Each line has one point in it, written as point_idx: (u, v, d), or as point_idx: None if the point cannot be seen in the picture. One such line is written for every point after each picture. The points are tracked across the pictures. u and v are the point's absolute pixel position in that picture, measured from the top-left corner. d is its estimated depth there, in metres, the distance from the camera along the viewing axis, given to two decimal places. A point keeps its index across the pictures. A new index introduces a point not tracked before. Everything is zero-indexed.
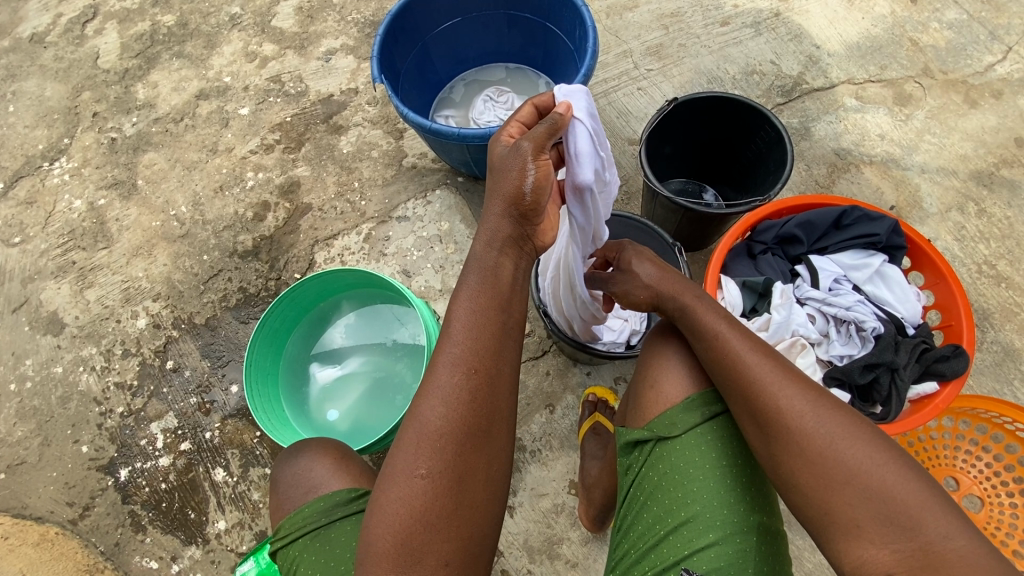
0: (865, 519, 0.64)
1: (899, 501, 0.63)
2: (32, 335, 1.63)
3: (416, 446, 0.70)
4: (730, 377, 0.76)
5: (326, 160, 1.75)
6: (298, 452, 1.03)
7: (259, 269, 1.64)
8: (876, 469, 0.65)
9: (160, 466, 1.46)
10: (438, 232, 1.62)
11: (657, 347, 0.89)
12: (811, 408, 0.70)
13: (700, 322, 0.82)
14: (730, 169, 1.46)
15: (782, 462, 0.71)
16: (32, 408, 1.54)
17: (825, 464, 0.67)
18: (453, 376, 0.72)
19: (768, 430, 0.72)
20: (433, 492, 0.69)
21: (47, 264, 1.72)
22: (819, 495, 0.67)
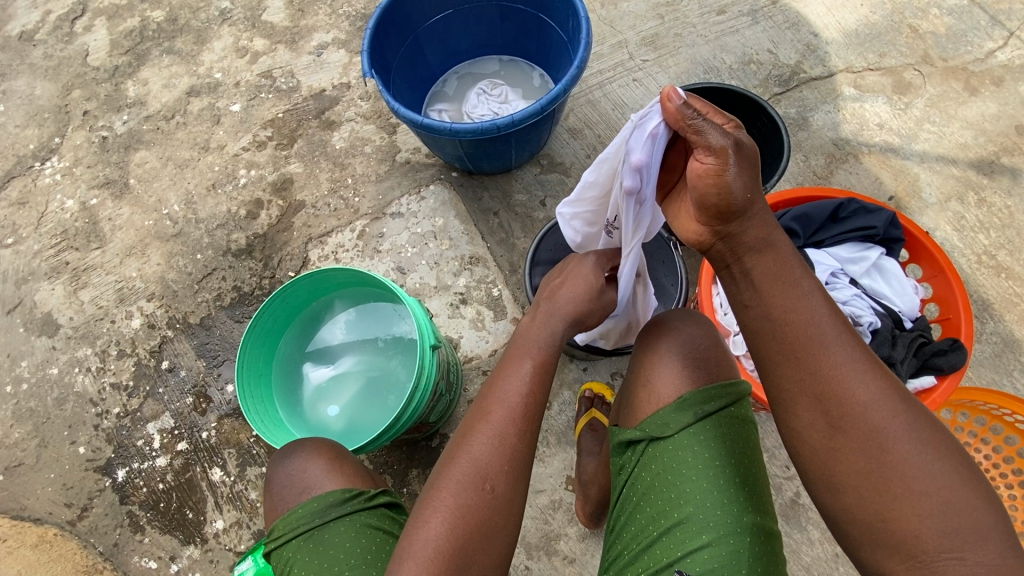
0: (926, 530, 0.62)
1: (966, 518, 0.62)
2: (27, 336, 1.63)
3: (486, 466, 0.77)
4: (808, 365, 0.70)
5: (319, 156, 1.74)
6: (291, 452, 1.02)
7: (253, 268, 1.63)
8: (948, 483, 0.63)
9: (158, 466, 1.45)
10: (433, 227, 1.60)
11: (650, 344, 0.88)
12: (898, 411, 0.67)
13: (776, 280, 0.73)
14: None
15: (846, 462, 0.67)
16: (29, 410, 1.54)
17: (897, 468, 0.64)
18: (517, 405, 0.81)
19: (842, 427, 0.67)
20: (497, 508, 0.76)
21: (41, 264, 1.71)
22: (885, 499, 0.64)
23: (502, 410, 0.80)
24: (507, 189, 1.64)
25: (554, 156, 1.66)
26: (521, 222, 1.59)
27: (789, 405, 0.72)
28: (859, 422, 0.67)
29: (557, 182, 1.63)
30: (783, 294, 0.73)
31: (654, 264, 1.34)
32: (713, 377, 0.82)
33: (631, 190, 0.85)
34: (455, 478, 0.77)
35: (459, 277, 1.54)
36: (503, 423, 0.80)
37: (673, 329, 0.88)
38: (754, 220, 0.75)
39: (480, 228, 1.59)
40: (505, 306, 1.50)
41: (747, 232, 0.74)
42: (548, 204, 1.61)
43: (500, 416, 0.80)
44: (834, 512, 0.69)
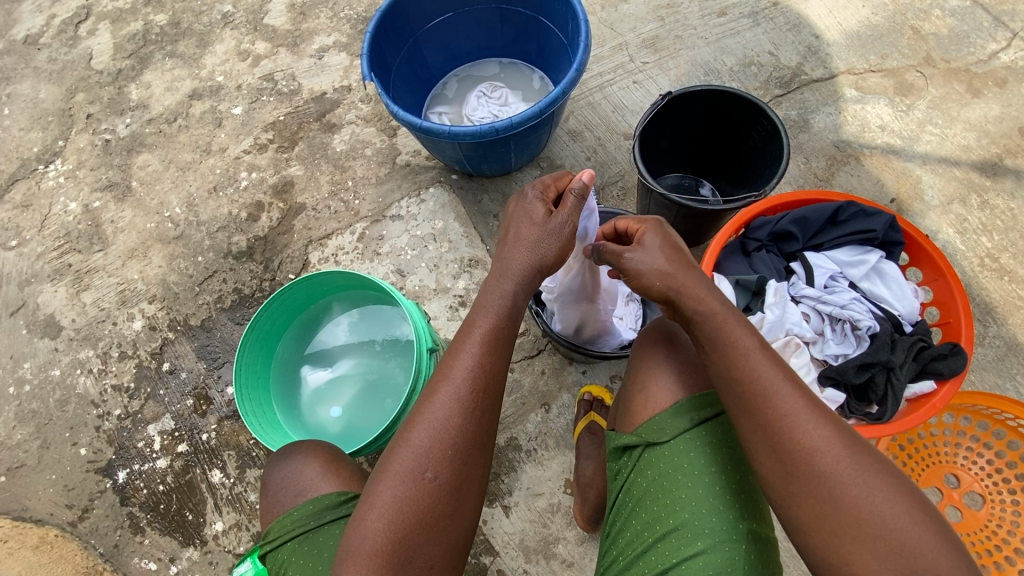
0: (887, 573, 0.61)
1: (923, 558, 0.61)
2: (30, 338, 1.64)
3: (426, 452, 0.75)
4: (759, 416, 0.69)
5: (319, 159, 1.74)
6: (289, 453, 1.02)
7: (253, 270, 1.64)
8: (905, 526, 0.62)
9: (158, 468, 1.46)
10: (432, 230, 1.60)
11: (646, 349, 0.88)
12: (848, 455, 0.66)
13: (722, 334, 0.74)
14: (727, 162, 1.43)
15: (804, 509, 0.66)
16: (31, 412, 1.55)
17: (853, 513, 0.64)
18: (465, 386, 0.77)
19: (797, 475, 0.67)
20: (439, 495, 0.74)
21: (44, 267, 1.72)
22: (843, 546, 0.64)
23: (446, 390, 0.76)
24: (507, 191, 1.64)
25: (554, 159, 1.66)
26: None
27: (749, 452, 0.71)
28: (811, 470, 0.66)
29: None
30: (728, 351, 0.73)
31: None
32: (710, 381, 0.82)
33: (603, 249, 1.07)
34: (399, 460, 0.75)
35: (458, 279, 1.54)
36: (447, 406, 0.76)
37: (667, 333, 0.88)
38: (684, 295, 0.77)
39: (479, 231, 1.59)
40: None
41: (683, 304, 0.78)
42: None
43: (442, 398, 0.76)
44: (800, 551, 0.69)
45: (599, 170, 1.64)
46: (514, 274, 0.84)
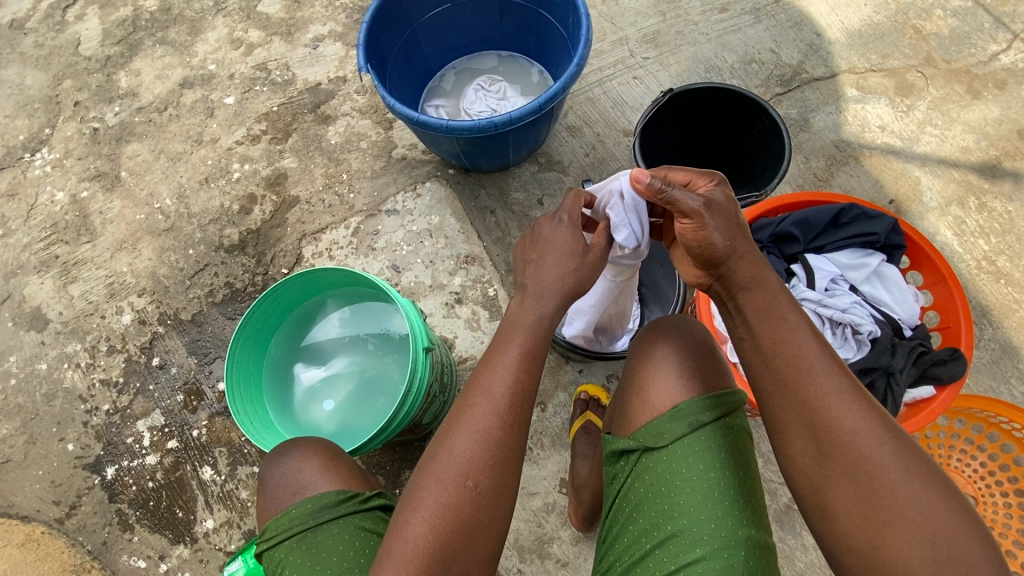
0: (916, 558, 0.61)
1: (956, 548, 0.61)
2: (16, 331, 1.60)
3: (466, 461, 0.75)
4: (797, 395, 0.70)
5: (313, 151, 1.72)
6: (286, 451, 1.01)
7: (246, 264, 1.61)
8: (938, 513, 0.63)
9: (148, 464, 1.43)
10: (429, 225, 1.57)
11: (644, 351, 0.87)
12: (882, 439, 0.67)
13: (770, 307, 0.74)
14: (727, 161, 1.42)
15: (835, 491, 0.67)
16: (17, 406, 1.52)
17: (887, 495, 0.64)
18: (502, 400, 0.77)
19: (833, 455, 0.67)
20: (477, 506, 0.73)
21: (30, 258, 1.68)
22: (873, 526, 0.64)
23: (487, 403, 0.76)
24: (505, 187, 1.62)
25: (552, 155, 1.64)
26: (518, 220, 1.57)
27: (782, 433, 0.71)
28: (846, 453, 0.67)
29: (555, 181, 1.61)
30: (773, 327, 0.73)
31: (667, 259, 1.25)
32: (707, 386, 0.81)
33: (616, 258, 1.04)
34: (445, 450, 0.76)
35: (454, 276, 1.51)
36: (488, 417, 0.76)
37: (667, 336, 0.87)
38: (740, 260, 0.75)
39: (477, 227, 1.56)
40: (501, 306, 1.47)
41: (735, 269, 0.75)
42: (546, 204, 1.59)
43: (484, 409, 0.76)
44: (829, 538, 0.68)
45: (598, 166, 1.62)
46: (546, 292, 0.83)
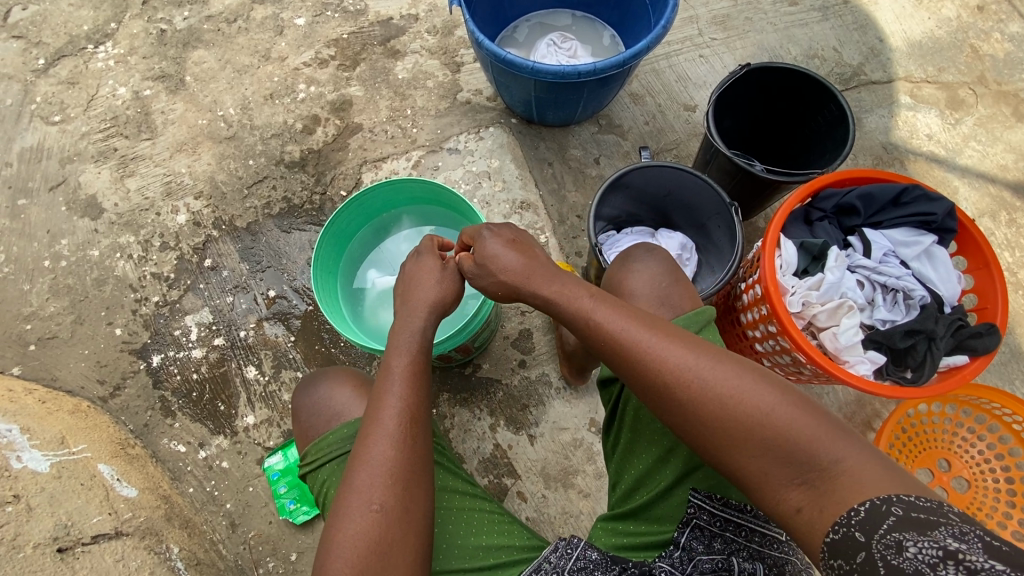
0: (768, 466, 0.68)
1: (793, 441, 0.67)
2: (69, 216, 1.63)
3: (368, 487, 0.83)
4: (628, 362, 0.79)
5: (380, 83, 1.75)
6: (315, 380, 1.09)
7: (305, 181, 1.65)
8: (770, 417, 0.69)
9: (193, 357, 1.49)
10: (488, 168, 1.62)
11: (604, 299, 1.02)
12: (699, 373, 0.74)
13: (567, 305, 0.89)
14: (785, 144, 1.49)
15: (693, 432, 0.74)
16: (67, 287, 1.56)
17: (726, 417, 0.71)
18: (393, 424, 0.88)
19: (674, 409, 0.75)
20: (386, 522, 0.81)
21: (88, 147, 1.70)
22: (729, 455, 0.71)
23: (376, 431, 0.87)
24: (563, 142, 1.67)
25: (613, 118, 1.69)
26: (574, 175, 1.62)
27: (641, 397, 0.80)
28: (680, 405, 0.74)
29: (613, 143, 1.66)
30: (583, 319, 0.86)
31: (714, 225, 1.31)
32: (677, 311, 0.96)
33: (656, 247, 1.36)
34: (365, 459, 0.85)
35: (507, 220, 1.56)
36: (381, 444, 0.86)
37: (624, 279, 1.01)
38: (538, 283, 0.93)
39: (534, 175, 1.61)
40: (550, 253, 1.52)
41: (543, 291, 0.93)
42: (602, 163, 1.64)
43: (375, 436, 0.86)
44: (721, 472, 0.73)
45: (656, 135, 1.68)
46: (421, 314, 1.00)
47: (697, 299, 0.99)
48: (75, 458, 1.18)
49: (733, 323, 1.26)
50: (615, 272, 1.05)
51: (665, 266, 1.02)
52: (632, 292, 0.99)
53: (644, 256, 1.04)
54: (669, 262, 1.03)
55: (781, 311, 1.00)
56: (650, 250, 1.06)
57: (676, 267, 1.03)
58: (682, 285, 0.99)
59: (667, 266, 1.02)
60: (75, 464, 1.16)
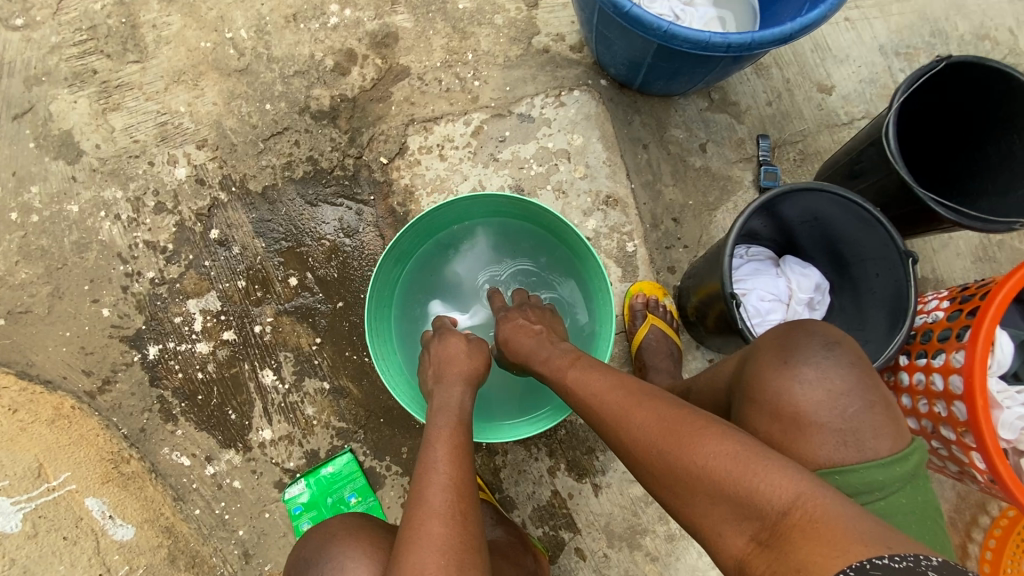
0: (721, 518, 0.63)
1: (739, 486, 0.62)
2: (39, 157, 1.29)
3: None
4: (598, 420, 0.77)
5: (435, 13, 1.36)
6: (319, 557, 0.83)
7: (335, 139, 1.31)
8: (715, 461, 0.64)
9: (197, 352, 1.23)
10: (568, 146, 1.30)
11: (775, 394, 0.71)
12: (648, 421, 0.72)
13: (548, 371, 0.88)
14: (943, 172, 1.18)
15: (664, 493, 0.68)
16: (40, 249, 1.26)
17: (673, 472, 0.67)
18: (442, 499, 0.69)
19: (641, 467, 0.71)
20: None
21: (60, 65, 1.33)
22: (688, 514, 0.66)
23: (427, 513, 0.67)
24: (664, 118, 1.33)
25: (727, 93, 1.35)
26: (672, 165, 1.31)
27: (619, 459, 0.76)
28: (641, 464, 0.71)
29: (724, 127, 1.34)
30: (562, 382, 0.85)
31: (864, 268, 1.06)
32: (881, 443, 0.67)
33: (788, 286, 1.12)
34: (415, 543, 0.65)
35: (588, 218, 1.27)
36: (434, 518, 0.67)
37: (805, 376, 0.70)
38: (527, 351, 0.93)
39: (626, 163, 1.30)
40: (638, 267, 1.27)
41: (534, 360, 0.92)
42: (708, 151, 1.33)
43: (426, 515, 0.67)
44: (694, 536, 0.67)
45: (779, 122, 1.35)
46: (451, 379, 0.89)
47: (901, 431, 0.69)
48: (56, 496, 1.12)
49: None
50: (775, 369, 0.71)
51: (855, 376, 0.70)
52: (812, 416, 0.68)
53: (822, 355, 0.71)
54: (859, 366, 0.70)
55: (988, 432, 0.80)
56: (832, 342, 0.72)
57: (867, 376, 0.71)
58: (880, 408, 0.68)
59: (859, 380, 0.69)
60: (56, 505, 1.11)
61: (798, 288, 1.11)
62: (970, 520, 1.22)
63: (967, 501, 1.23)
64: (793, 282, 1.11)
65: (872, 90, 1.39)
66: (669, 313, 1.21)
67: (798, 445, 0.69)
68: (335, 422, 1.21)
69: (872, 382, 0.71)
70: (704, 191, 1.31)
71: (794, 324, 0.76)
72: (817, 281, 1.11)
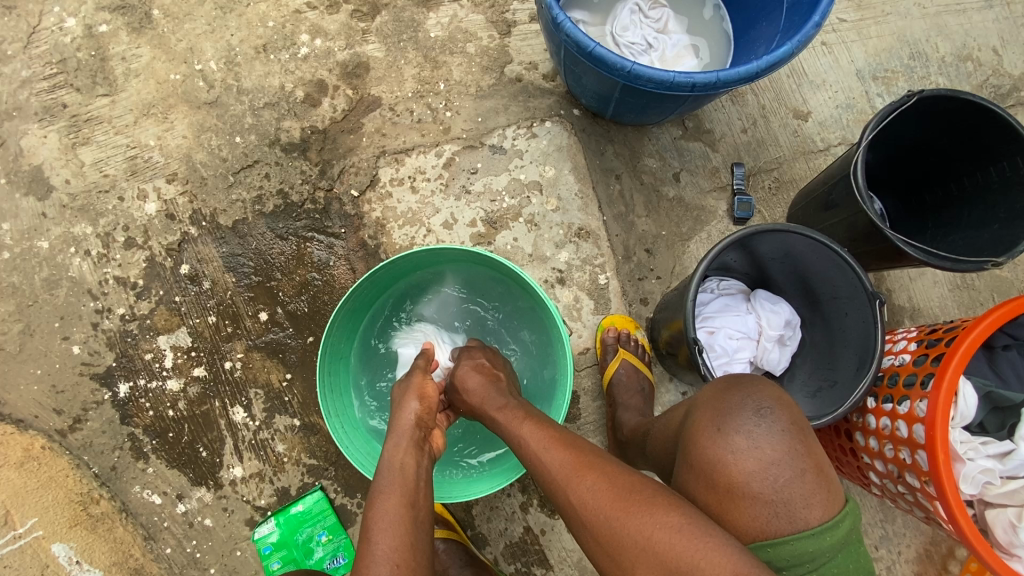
0: None
1: (687, 566, 0.61)
2: (10, 193, 1.29)
3: None
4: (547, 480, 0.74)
5: (406, 42, 1.35)
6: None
7: (306, 172, 1.30)
8: (667, 540, 0.63)
9: (168, 389, 1.23)
10: (540, 177, 1.29)
11: (707, 458, 0.70)
12: (599, 487, 0.70)
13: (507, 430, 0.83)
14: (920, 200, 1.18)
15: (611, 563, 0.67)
16: (11, 287, 1.26)
17: (627, 549, 0.65)
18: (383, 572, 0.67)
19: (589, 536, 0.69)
20: None
21: (30, 100, 1.32)
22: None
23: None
24: (637, 147, 1.32)
25: (702, 120, 1.34)
26: (646, 195, 1.30)
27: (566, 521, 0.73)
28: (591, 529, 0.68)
29: (699, 155, 1.33)
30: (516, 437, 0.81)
31: (837, 306, 1.05)
32: (803, 513, 0.65)
33: (757, 323, 1.11)
34: None
35: (560, 250, 1.26)
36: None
37: (732, 444, 0.69)
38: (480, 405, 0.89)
39: (598, 193, 1.29)
40: (610, 300, 1.26)
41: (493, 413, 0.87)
42: (683, 180, 1.32)
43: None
44: None
45: (755, 149, 1.34)
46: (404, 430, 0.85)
47: (835, 498, 0.67)
48: (22, 543, 1.13)
49: (842, 433, 1.06)
50: (710, 437, 0.71)
51: (787, 444, 0.68)
52: (745, 487, 0.67)
53: (753, 421, 0.69)
54: (794, 432, 0.69)
55: (948, 488, 0.79)
56: (766, 406, 0.70)
57: (802, 441, 0.69)
58: (811, 475, 0.66)
59: (792, 448, 0.68)
60: (21, 553, 1.13)
61: (767, 325, 1.10)
62: (946, 553, 1.22)
63: (944, 533, 1.22)
64: (761, 319, 1.10)
65: (849, 114, 1.38)
66: (640, 347, 1.21)
67: (732, 514, 0.67)
68: (304, 459, 1.20)
69: (806, 445, 0.69)
70: (678, 221, 1.30)
71: (732, 383, 0.76)
72: (787, 318, 1.10)
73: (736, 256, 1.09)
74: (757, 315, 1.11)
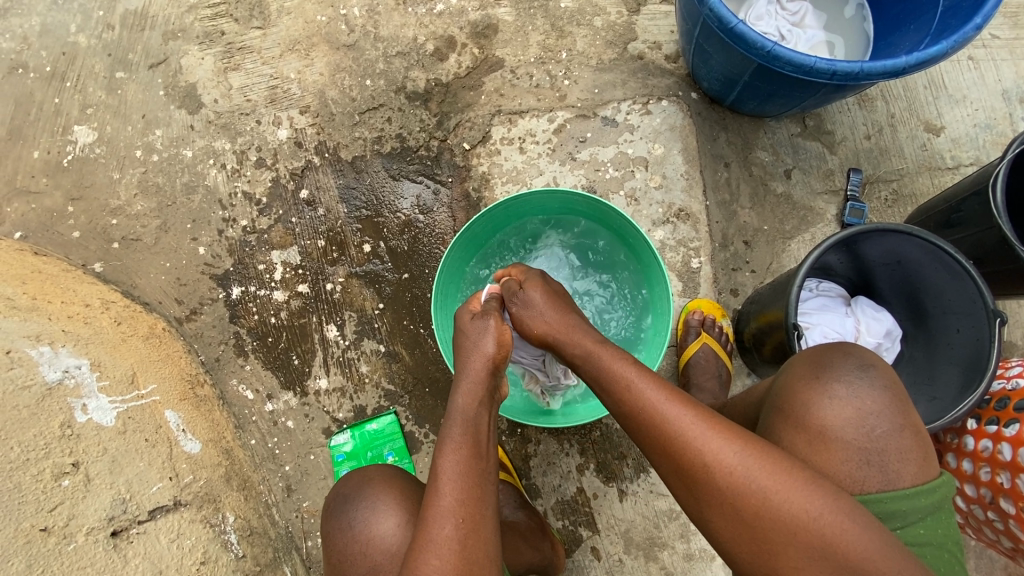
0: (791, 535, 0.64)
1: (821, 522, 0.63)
2: (166, 104, 1.44)
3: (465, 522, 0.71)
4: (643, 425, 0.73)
5: (537, 10, 1.39)
6: (355, 496, 0.93)
7: (424, 120, 1.38)
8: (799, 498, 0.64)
9: (274, 299, 1.34)
10: (648, 154, 1.30)
11: (804, 402, 0.74)
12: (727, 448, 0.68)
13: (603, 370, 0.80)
14: None
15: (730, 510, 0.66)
16: (156, 186, 1.41)
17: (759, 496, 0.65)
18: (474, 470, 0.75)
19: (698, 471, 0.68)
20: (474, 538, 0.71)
21: (194, 24, 1.46)
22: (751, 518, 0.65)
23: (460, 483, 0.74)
24: (751, 139, 1.31)
25: (824, 121, 1.31)
26: (752, 187, 1.29)
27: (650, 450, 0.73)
28: (699, 489, 0.67)
29: (814, 155, 1.30)
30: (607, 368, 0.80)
31: (946, 322, 1.01)
32: (902, 468, 0.70)
33: (857, 326, 1.08)
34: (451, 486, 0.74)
35: (656, 228, 1.28)
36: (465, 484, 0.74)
37: (832, 393, 0.73)
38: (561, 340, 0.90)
39: (704, 178, 1.29)
40: (700, 284, 1.26)
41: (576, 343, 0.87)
42: (793, 177, 1.30)
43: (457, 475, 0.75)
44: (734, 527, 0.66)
45: (875, 157, 1.30)
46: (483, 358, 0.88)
47: (927, 461, 0.71)
48: (143, 403, 1.14)
49: None
50: (808, 383, 0.75)
51: (888, 399, 0.72)
52: (840, 433, 0.71)
53: (855, 374, 0.74)
54: (892, 390, 0.73)
55: None
56: (867, 363, 0.75)
57: (900, 401, 0.73)
58: (907, 431, 0.71)
59: (892, 403, 0.72)
60: (143, 411, 1.13)
61: (867, 330, 1.07)
62: None
63: None
64: (861, 322, 1.08)
65: (986, 135, 1.30)
66: (724, 335, 1.20)
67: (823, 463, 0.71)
68: (383, 383, 1.30)
69: (903, 407, 0.73)
70: (782, 219, 1.28)
71: (830, 344, 0.79)
72: (888, 328, 1.08)
73: (838, 254, 1.07)
74: (857, 318, 1.09)
